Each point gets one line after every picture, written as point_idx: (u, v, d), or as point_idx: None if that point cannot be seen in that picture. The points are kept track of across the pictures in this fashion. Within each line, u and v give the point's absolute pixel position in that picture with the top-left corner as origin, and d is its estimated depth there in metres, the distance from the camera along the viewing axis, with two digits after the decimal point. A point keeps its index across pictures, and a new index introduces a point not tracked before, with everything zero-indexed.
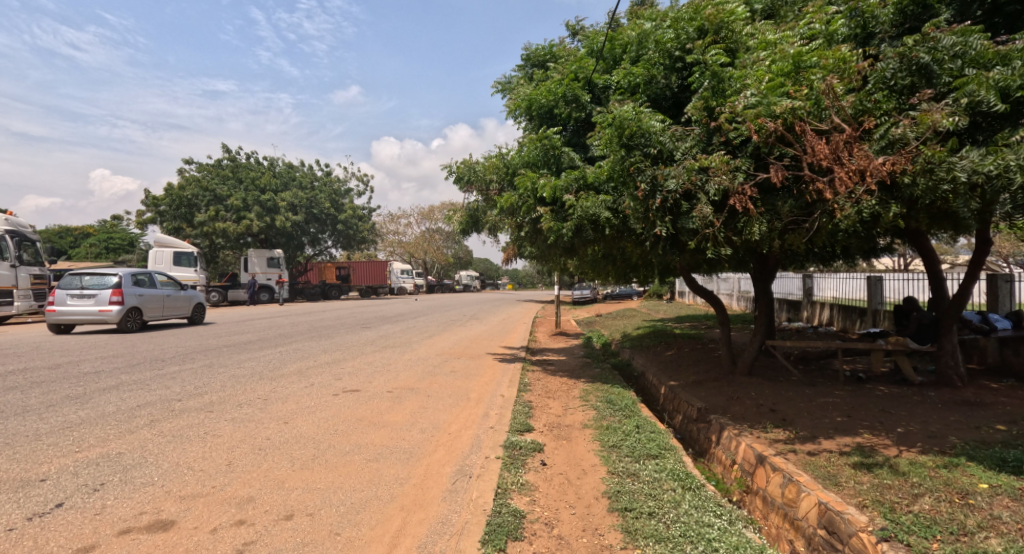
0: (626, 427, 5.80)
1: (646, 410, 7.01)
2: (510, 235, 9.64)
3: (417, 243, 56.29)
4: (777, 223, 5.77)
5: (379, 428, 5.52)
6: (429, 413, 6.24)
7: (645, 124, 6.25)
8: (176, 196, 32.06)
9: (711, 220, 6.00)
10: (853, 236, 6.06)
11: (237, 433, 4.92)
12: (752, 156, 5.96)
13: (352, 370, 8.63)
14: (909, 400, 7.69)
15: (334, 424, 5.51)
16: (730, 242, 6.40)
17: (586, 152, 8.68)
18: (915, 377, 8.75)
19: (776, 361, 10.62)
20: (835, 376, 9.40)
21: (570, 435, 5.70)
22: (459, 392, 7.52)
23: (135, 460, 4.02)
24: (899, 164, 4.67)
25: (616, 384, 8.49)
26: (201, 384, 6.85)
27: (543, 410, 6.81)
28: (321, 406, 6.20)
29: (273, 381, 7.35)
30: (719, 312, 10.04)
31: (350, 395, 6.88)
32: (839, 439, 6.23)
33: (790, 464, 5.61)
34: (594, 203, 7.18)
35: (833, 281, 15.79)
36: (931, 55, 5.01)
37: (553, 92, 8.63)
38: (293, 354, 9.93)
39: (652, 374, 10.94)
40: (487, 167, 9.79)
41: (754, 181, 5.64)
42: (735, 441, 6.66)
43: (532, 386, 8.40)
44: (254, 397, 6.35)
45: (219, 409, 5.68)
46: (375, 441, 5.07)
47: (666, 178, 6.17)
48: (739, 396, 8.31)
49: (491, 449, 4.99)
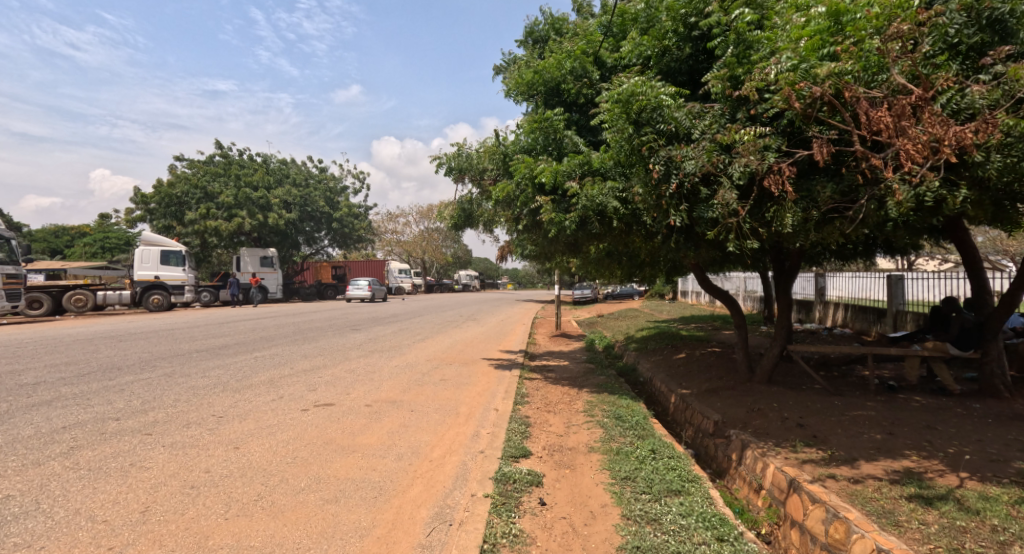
0: (640, 453, 4.95)
1: (660, 426, 6.16)
2: (508, 230, 8.81)
3: (416, 241, 55.60)
4: (814, 213, 4.95)
5: (349, 453, 4.68)
6: (410, 433, 5.39)
7: (657, 97, 5.48)
8: (165, 194, 30.91)
9: (736, 208, 5.13)
10: (906, 227, 5.18)
11: (170, 464, 4.05)
12: (785, 132, 5.10)
13: (331, 379, 7.77)
14: (954, 413, 6.85)
15: (293, 449, 4.65)
16: (759, 233, 5.54)
17: (593, 135, 7.88)
18: (955, 387, 7.89)
19: (795, 367, 9.77)
20: (864, 384, 8.54)
21: (574, 462, 4.84)
22: (448, 405, 6.66)
23: (21, 510, 3.17)
24: (984, 131, 3.71)
25: (625, 395, 7.65)
26: (152, 398, 6.00)
27: (543, 428, 5.96)
28: (284, 426, 5.34)
29: (237, 394, 6.50)
30: (733, 312, 9.13)
31: (322, 410, 6.03)
32: (884, 463, 5.38)
33: (832, 495, 4.75)
34: (599, 190, 6.38)
35: (848, 281, 14.93)
36: (1009, 6, 4.02)
37: (562, 66, 7.88)
38: (270, 360, 9.08)
39: (660, 381, 10.10)
40: (483, 155, 8.95)
41: (791, 160, 4.76)
42: (761, 462, 5.82)
43: (531, 397, 7.55)
44: (208, 414, 5.50)
45: (159, 431, 4.83)
46: (340, 471, 4.22)
47: (684, 160, 5.32)
48: (761, 408, 7.46)
49: (479, 483, 4.14)
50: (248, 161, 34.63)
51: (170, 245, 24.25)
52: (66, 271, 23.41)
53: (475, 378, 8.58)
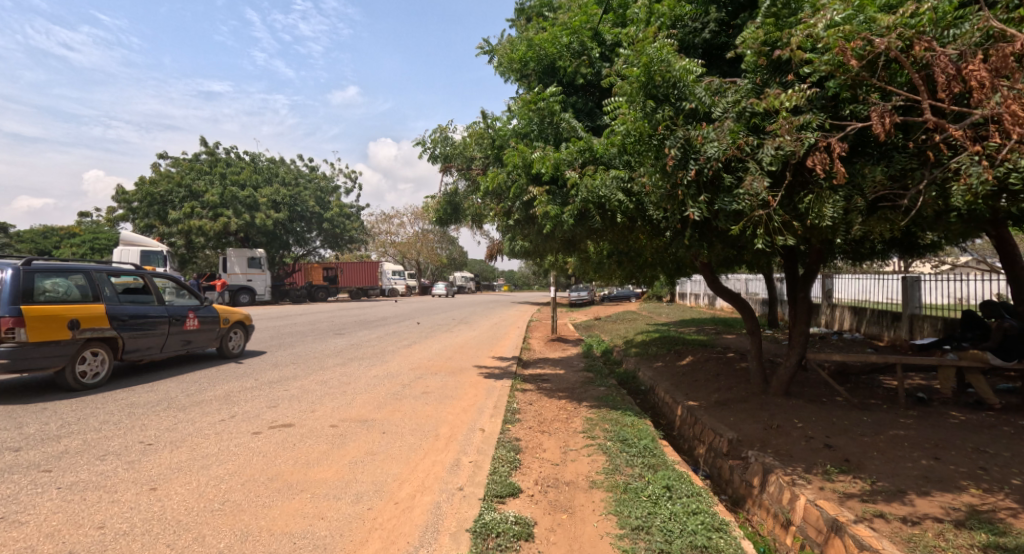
0: (651, 490, 4.10)
1: (670, 451, 5.29)
2: (498, 224, 7.92)
3: (410, 244, 53.64)
4: (859, 202, 4.13)
5: (295, 493, 3.79)
6: (376, 464, 4.50)
7: (676, 68, 4.65)
8: (147, 192, 29.76)
9: (767, 197, 4.29)
10: (968, 219, 4.39)
11: (55, 517, 3.17)
12: (828, 105, 4.25)
13: (296, 393, 6.86)
14: (1003, 432, 6.02)
15: (228, 489, 3.77)
16: (791, 228, 4.74)
17: (594, 119, 7.11)
18: (995, 400, 7.00)
19: (811, 377, 8.91)
20: (893, 398, 7.66)
21: (572, 504, 3.96)
22: (427, 425, 5.75)
23: None
24: None
25: (629, 410, 6.77)
26: (75, 419, 5.11)
27: (535, 455, 5.09)
28: (224, 455, 4.44)
29: (181, 413, 5.61)
30: (746, 317, 8.27)
31: (275, 433, 5.15)
32: (939, 495, 4.54)
33: (886, 540, 3.90)
34: (601, 179, 5.55)
35: (856, 284, 14.07)
36: None
37: (558, 41, 7.04)
38: (233, 370, 8.17)
39: (664, 391, 9.26)
40: (470, 141, 8.12)
41: (840, 135, 3.89)
42: (789, 493, 4.94)
43: (523, 414, 6.66)
44: (135, 441, 4.61)
45: (63, 466, 3.94)
46: (277, 523, 3.33)
47: (705, 142, 4.48)
48: (781, 425, 6.59)
49: (452, 539, 3.27)
50: (236, 159, 33.69)
51: (152, 245, 23.26)
52: None
53: (461, 390, 7.68)
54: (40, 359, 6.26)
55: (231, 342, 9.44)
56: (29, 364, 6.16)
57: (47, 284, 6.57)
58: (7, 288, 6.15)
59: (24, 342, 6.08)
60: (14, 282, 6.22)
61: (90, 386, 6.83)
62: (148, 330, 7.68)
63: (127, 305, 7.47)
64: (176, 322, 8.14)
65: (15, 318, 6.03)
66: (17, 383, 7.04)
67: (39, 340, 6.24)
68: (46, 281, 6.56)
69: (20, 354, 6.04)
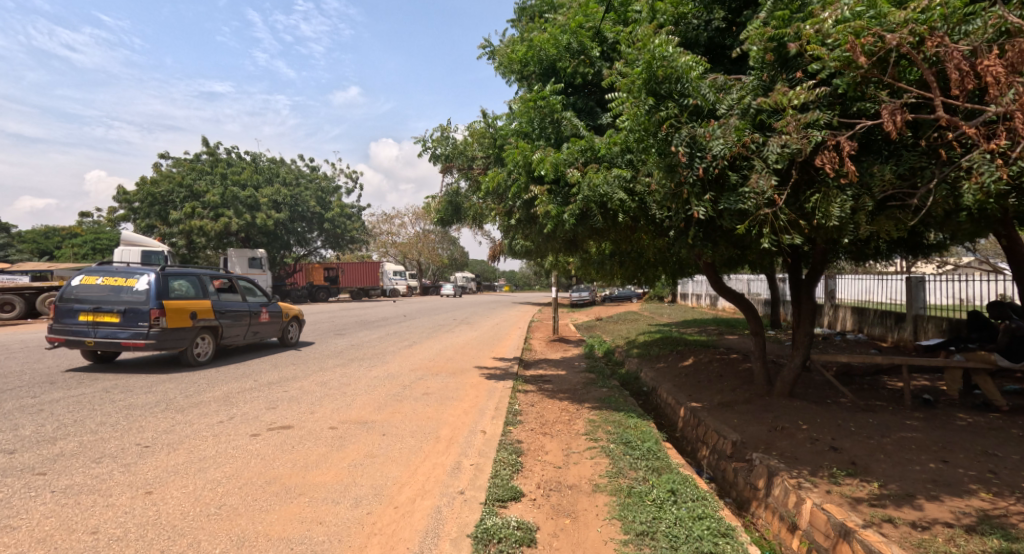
0: (656, 494, 4.03)
1: (674, 454, 5.22)
2: (499, 224, 7.85)
3: (411, 244, 53.84)
4: (868, 200, 4.06)
5: (293, 497, 3.72)
6: (376, 467, 4.43)
7: (680, 65, 4.57)
8: (148, 192, 29.49)
9: (773, 196, 4.22)
10: (978, 218, 4.32)
11: (48, 521, 3.11)
12: (836, 103, 4.18)
13: (295, 394, 6.80)
14: (1010, 435, 5.94)
15: (225, 493, 3.70)
16: (797, 227, 4.67)
17: (595, 119, 7.04)
18: (1003, 402, 6.91)
19: (815, 379, 8.84)
20: (898, 399, 7.58)
21: (576, 509, 3.89)
22: (427, 427, 5.68)
23: None
24: None
25: (631, 411, 6.69)
26: (70, 421, 5.04)
27: (536, 457, 5.02)
28: (222, 458, 4.37)
29: (179, 415, 5.54)
30: (749, 318, 8.19)
31: (274, 436, 5.08)
32: (948, 499, 4.46)
33: (896, 545, 3.82)
34: (603, 178, 5.48)
35: (860, 285, 13.97)
36: None
37: (558, 41, 6.98)
38: (232, 371, 8.10)
39: (666, 393, 9.18)
40: (471, 141, 8.05)
41: (850, 132, 3.81)
42: (795, 497, 4.86)
43: (524, 415, 6.58)
44: (131, 443, 4.55)
45: (57, 469, 3.87)
46: (274, 528, 3.26)
47: (710, 140, 4.41)
48: (786, 427, 6.51)
49: (453, 545, 3.19)
50: (237, 159, 33.66)
51: (153, 245, 23.15)
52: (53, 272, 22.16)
53: (462, 391, 7.61)
54: (172, 340, 8.05)
55: (291, 332, 11.22)
56: (167, 344, 7.98)
57: (173, 284, 8.34)
58: (152, 287, 7.95)
59: (164, 327, 7.89)
60: (154, 283, 7.99)
61: (199, 363, 8.61)
62: (234, 321, 9.43)
63: (220, 302, 9.23)
64: (252, 316, 9.87)
65: (160, 309, 7.83)
66: (138, 361, 8.77)
67: (175, 326, 8.07)
68: (176, 282, 8.39)
69: (164, 336, 7.86)
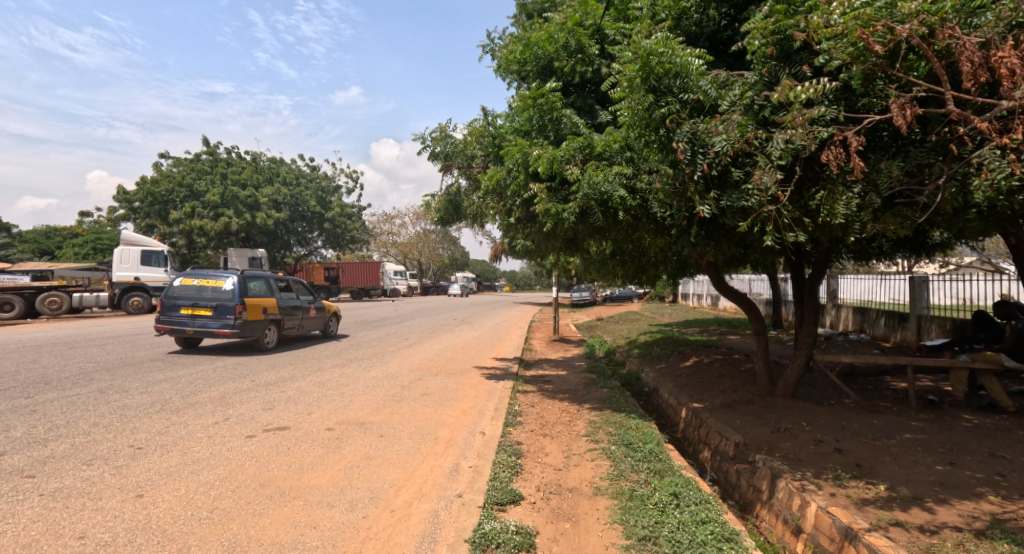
0: (658, 497, 3.95)
1: (675, 455, 5.13)
2: (498, 223, 7.77)
3: (411, 243, 53.86)
4: (874, 197, 3.97)
5: (287, 500, 3.64)
6: (372, 469, 4.35)
7: (681, 60, 4.49)
8: (148, 191, 29.17)
9: (776, 193, 4.13)
10: (986, 215, 4.23)
11: (34, 526, 3.03)
12: (841, 98, 4.09)
13: (292, 395, 6.72)
14: (1017, 436, 5.85)
15: (218, 496, 3.62)
16: (801, 225, 4.59)
17: (594, 117, 6.96)
18: (1009, 403, 6.81)
19: (817, 379, 8.75)
20: (903, 400, 7.48)
21: (576, 512, 3.81)
22: (426, 428, 5.60)
23: None
24: None
25: (632, 412, 6.61)
26: (63, 422, 4.96)
27: (536, 459, 4.93)
28: (215, 460, 4.29)
29: (173, 415, 5.46)
30: (752, 318, 8.10)
31: (270, 437, 5.00)
32: (955, 502, 4.37)
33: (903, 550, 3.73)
34: (604, 175, 5.40)
35: (862, 284, 13.86)
36: None
37: (556, 40, 6.91)
38: (229, 371, 8.03)
39: (668, 393, 9.10)
40: (470, 139, 7.96)
41: (857, 128, 3.72)
42: (799, 500, 4.78)
43: (524, 416, 6.51)
44: (124, 445, 4.47)
45: (47, 472, 3.80)
46: (267, 533, 3.17)
47: (713, 136, 4.32)
48: (789, 427, 6.42)
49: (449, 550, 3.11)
50: (237, 159, 33.59)
51: (153, 245, 23.01)
52: (54, 271, 22.01)
53: (461, 392, 7.53)
54: (252, 329, 9.79)
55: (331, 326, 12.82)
56: (247, 332, 9.67)
57: (250, 285, 10.03)
58: (236, 288, 9.63)
59: (247, 319, 9.57)
60: (238, 283, 9.67)
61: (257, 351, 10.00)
62: (291, 315, 11.16)
63: (280, 299, 10.93)
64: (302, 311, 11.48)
65: (243, 305, 9.55)
66: (215, 347, 10.43)
67: (253, 319, 9.77)
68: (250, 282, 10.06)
69: (246, 326, 9.56)
